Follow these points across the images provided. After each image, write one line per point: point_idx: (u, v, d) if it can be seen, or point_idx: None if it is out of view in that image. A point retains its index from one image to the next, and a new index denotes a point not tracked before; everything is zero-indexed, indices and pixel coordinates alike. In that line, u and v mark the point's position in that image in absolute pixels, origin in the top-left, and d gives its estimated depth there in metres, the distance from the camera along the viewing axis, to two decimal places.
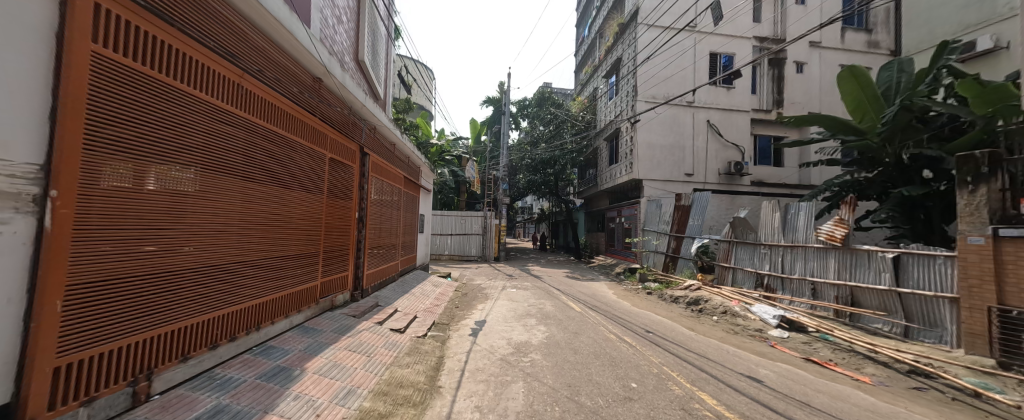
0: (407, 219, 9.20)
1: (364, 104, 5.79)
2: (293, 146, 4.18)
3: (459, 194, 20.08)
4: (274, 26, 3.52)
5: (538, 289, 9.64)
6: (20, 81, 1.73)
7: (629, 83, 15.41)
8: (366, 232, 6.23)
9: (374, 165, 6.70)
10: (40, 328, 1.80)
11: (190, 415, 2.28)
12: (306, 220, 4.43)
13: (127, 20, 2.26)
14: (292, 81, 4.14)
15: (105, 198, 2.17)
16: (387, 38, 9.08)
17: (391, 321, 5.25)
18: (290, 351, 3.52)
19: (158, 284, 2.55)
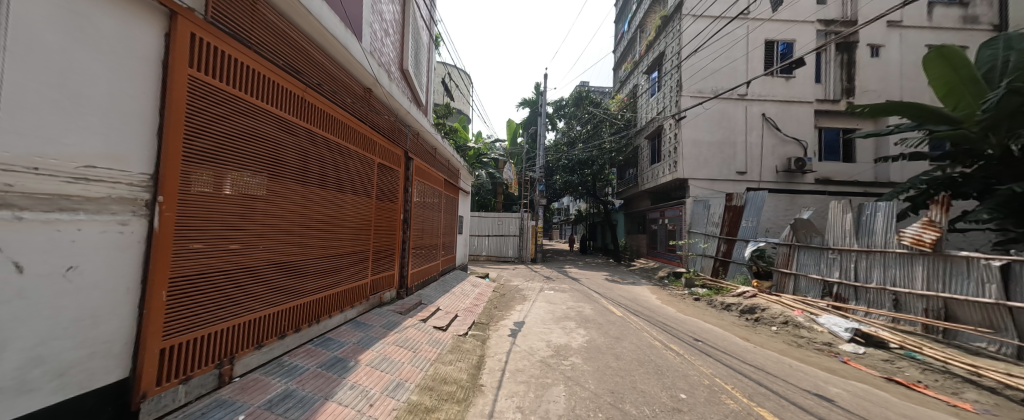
0: (448, 221, 9.51)
1: (408, 111, 6.07)
2: (346, 152, 4.48)
3: (496, 196, 20.44)
4: (332, 43, 3.82)
5: (576, 292, 9.48)
6: (131, 105, 2.08)
7: (673, 78, 14.71)
8: (410, 233, 6.51)
9: (417, 169, 7.00)
10: (150, 311, 2.15)
11: (263, 398, 2.56)
12: (359, 221, 4.74)
13: (214, 47, 2.59)
14: (346, 92, 4.45)
15: (195, 203, 2.48)
16: (430, 46, 9.46)
17: (435, 319, 5.45)
18: (346, 344, 3.78)
19: (239, 277, 2.87)
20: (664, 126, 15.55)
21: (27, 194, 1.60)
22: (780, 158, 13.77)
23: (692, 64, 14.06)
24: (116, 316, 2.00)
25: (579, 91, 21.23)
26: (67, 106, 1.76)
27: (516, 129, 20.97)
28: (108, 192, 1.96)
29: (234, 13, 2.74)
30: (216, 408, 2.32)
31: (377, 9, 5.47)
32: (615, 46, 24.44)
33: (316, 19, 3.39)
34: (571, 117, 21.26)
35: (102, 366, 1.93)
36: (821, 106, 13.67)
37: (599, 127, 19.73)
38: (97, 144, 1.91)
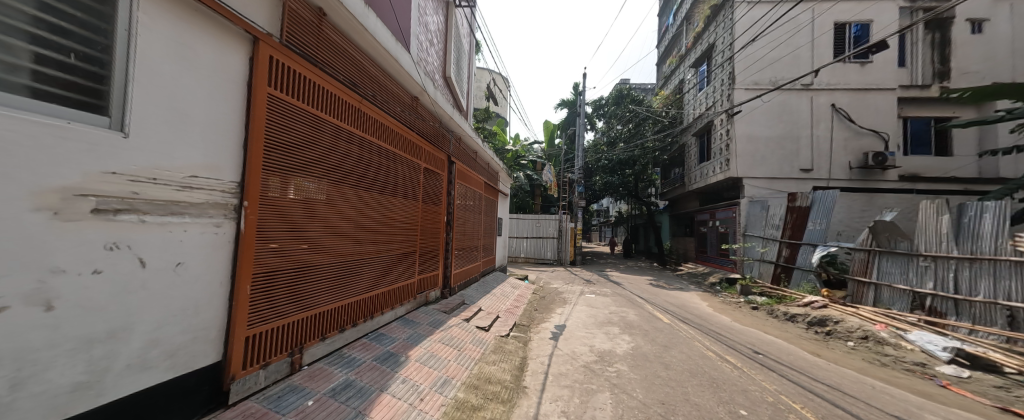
0: (488, 223, 9.71)
1: (451, 117, 6.30)
2: (396, 158, 4.74)
3: (534, 197, 20.52)
4: (384, 55, 4.07)
5: (619, 296, 9.20)
6: (223, 122, 2.41)
7: (724, 71, 13.80)
8: (453, 235, 6.72)
9: (459, 173, 7.21)
10: (237, 303, 2.48)
11: (327, 386, 2.79)
12: (406, 223, 4.98)
13: (284, 65, 2.86)
14: (396, 101, 4.71)
15: (272, 207, 2.79)
16: (470, 52, 9.72)
17: (477, 319, 5.59)
18: (396, 340, 3.98)
19: (306, 274, 3.14)
20: (713, 122, 14.59)
21: (148, 200, 1.97)
22: (854, 153, 12.46)
23: (746, 55, 13.05)
24: (211, 305, 2.35)
25: (619, 89, 20.63)
26: (175, 125, 2.10)
27: (554, 130, 20.88)
28: (207, 198, 2.31)
29: (302, 34, 3.02)
30: (287, 394, 2.58)
31: (423, 21, 5.76)
32: (658, 40, 23.37)
33: (371, 34, 3.64)
34: (611, 117, 20.72)
35: (200, 349, 2.27)
36: (906, 93, 12.33)
37: (641, 126, 19.00)
38: (198, 157, 2.25)
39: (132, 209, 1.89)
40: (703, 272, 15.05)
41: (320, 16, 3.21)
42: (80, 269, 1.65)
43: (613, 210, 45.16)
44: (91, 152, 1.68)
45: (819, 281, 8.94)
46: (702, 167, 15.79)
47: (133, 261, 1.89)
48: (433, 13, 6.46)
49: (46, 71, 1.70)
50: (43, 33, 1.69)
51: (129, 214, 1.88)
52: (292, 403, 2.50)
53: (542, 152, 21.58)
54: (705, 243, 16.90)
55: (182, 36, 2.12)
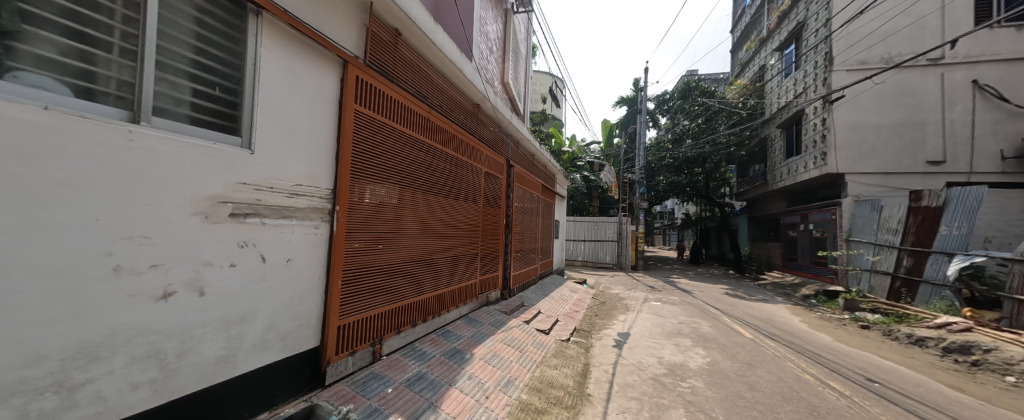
0: (546, 225, 9.74)
1: (509, 121, 6.46)
2: (460, 163, 4.94)
3: (592, 199, 20.06)
4: (448, 66, 4.29)
5: (688, 306, 8.50)
6: (319, 136, 2.76)
7: (820, 52, 12.06)
8: (511, 237, 6.83)
9: (517, 176, 7.33)
10: (330, 294, 2.83)
11: (403, 376, 3.03)
12: (469, 225, 5.17)
13: (366, 83, 3.16)
14: (459, 109, 4.93)
15: (357, 210, 3.10)
16: (527, 55, 9.82)
17: (538, 321, 5.62)
18: (462, 337, 4.15)
19: (385, 272, 3.42)
20: (806, 111, 12.84)
21: (267, 205, 2.40)
22: (1007, 139, 9.97)
23: (849, 32, 11.22)
24: (310, 295, 2.71)
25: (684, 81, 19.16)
26: (285, 143, 2.50)
27: (613, 129, 20.19)
28: (309, 203, 2.70)
29: (379, 53, 3.32)
30: (371, 380, 2.86)
31: (483, 30, 6.02)
32: (733, 23, 21.11)
33: (438, 46, 3.87)
34: (675, 112, 19.31)
35: (303, 334, 2.66)
36: None
37: (711, 120, 17.40)
38: (302, 170, 2.64)
39: (256, 213, 2.32)
40: (790, 283, 13.20)
41: (396, 35, 3.52)
42: (224, 261, 2.13)
43: (678, 212, 41.81)
44: (229, 170, 2.15)
45: (958, 300, 7.36)
46: (791, 163, 13.94)
47: (255, 256, 2.33)
48: (493, 22, 6.73)
49: (201, 102, 2.14)
50: (199, 71, 2.14)
51: (255, 217, 2.32)
52: (375, 389, 2.76)
53: (600, 153, 21.01)
54: (794, 250, 14.83)
55: (290, 66, 2.51)
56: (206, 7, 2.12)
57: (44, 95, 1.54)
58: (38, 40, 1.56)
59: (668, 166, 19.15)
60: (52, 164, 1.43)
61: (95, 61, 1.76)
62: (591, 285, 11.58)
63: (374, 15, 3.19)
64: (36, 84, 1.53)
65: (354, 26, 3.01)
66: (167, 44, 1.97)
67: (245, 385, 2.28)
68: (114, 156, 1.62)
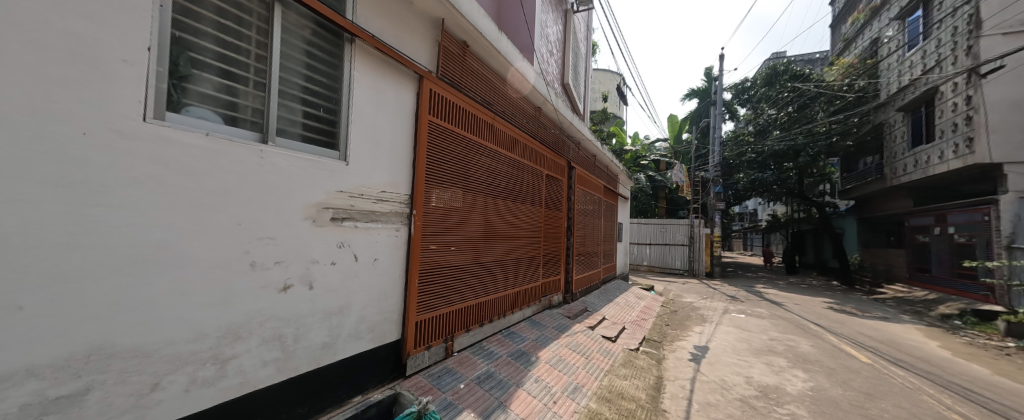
0: (609, 227, 9.49)
1: (570, 122, 6.41)
2: (523, 166, 4.96)
3: (657, 200, 18.90)
4: (511, 71, 4.37)
5: (779, 320, 7.50)
6: (398, 146, 3.02)
7: (961, 15, 9.82)
8: (573, 240, 6.73)
9: (579, 177, 7.22)
10: (409, 291, 3.07)
11: (474, 373, 3.15)
12: (533, 228, 5.21)
13: (438, 94, 3.38)
14: (521, 113, 4.99)
15: (430, 214, 3.32)
16: (587, 54, 9.66)
17: (603, 327, 5.45)
18: (526, 339, 4.18)
19: (454, 272, 3.59)
20: (940, 89, 10.67)
21: (359, 210, 2.73)
22: None
23: None
24: (392, 291, 2.97)
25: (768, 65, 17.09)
26: (373, 154, 2.80)
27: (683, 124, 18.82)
28: (391, 208, 2.97)
29: (449, 65, 3.53)
30: (445, 374, 3.04)
31: (544, 33, 6.10)
32: None
33: (503, 54, 4.01)
34: (758, 102, 17.30)
35: (388, 327, 2.93)
36: None
37: (805, 108, 15.23)
38: (385, 177, 2.92)
39: (350, 217, 2.66)
40: (917, 300, 10.85)
41: (464, 47, 3.72)
42: (327, 258, 2.50)
43: (759, 214, 37.11)
44: (331, 181, 2.51)
45: None
46: (918, 153, 11.87)
47: (350, 256, 2.65)
48: (553, 24, 6.79)
49: (310, 122, 2.49)
50: (308, 96, 2.48)
51: (349, 221, 2.66)
52: (449, 383, 2.92)
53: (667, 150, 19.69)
54: (927, 260, 12.29)
55: (375, 85, 2.80)
56: (314, 41, 2.49)
57: (205, 124, 1.97)
58: (200, 81, 1.99)
59: (750, 162, 17.28)
60: (207, 179, 1.88)
61: (238, 93, 2.16)
62: (659, 292, 10.88)
63: (445, 30, 3.41)
64: (200, 115, 1.97)
65: (427, 43, 3.25)
66: (285, 75, 2.35)
67: (344, 369, 2.60)
68: (250, 170, 2.06)
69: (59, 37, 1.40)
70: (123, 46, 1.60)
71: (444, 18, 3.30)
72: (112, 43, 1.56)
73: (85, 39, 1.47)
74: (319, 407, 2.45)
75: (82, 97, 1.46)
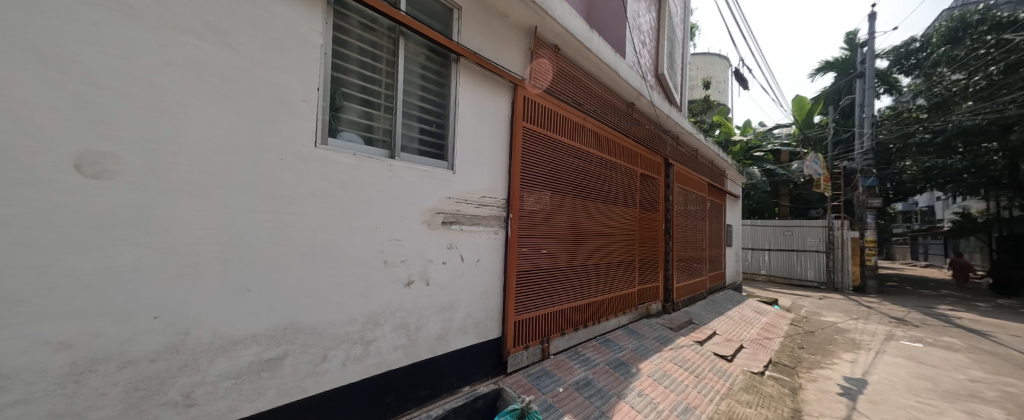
0: (713, 231, 8.52)
1: (668, 116, 5.95)
2: (614, 166, 4.74)
3: (778, 197, 16.38)
4: (601, 68, 4.24)
5: (985, 356, 5.54)
6: (495, 153, 3.19)
7: None
8: (673, 244, 6.22)
9: (678, 175, 6.62)
10: (507, 292, 3.21)
11: (572, 378, 3.13)
12: (628, 231, 4.97)
13: (532, 100, 3.48)
14: (612, 111, 4.79)
15: (526, 218, 3.42)
16: (683, 40, 8.96)
17: (714, 344, 4.86)
18: (625, 348, 3.98)
19: (549, 274, 3.63)
20: None
21: (465, 215, 2.96)
22: None
23: None
24: (491, 290, 3.14)
25: (952, 18, 13.65)
26: (474, 162, 3.02)
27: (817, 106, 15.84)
28: (491, 212, 3.15)
29: (542, 71, 3.62)
30: (543, 376, 3.09)
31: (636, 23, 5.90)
32: None
33: (595, 53, 3.97)
34: (931, 68, 13.78)
35: (490, 325, 3.11)
36: None
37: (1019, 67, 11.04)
38: (485, 183, 3.11)
39: (457, 221, 2.91)
40: None
41: (556, 51, 3.76)
42: (440, 258, 2.78)
43: (941, 213, 28.01)
44: (441, 189, 2.80)
45: None
46: None
47: (458, 257, 2.90)
48: (645, 14, 6.48)
49: (426, 137, 2.82)
50: (423, 113, 2.80)
51: (456, 224, 2.91)
52: (548, 385, 2.96)
53: (791, 139, 17.00)
54: None
55: (476, 98, 3.04)
56: (427, 65, 2.82)
57: (352, 146, 2.39)
58: (349, 110, 2.41)
59: (921, 146, 13.82)
60: (355, 190, 2.29)
61: (374, 118, 2.56)
62: (787, 309, 9.20)
63: (538, 37, 3.50)
64: (349, 139, 2.40)
65: (521, 52, 3.38)
66: (406, 97, 2.71)
67: (455, 360, 2.85)
68: (384, 181, 2.43)
69: (266, 88, 1.92)
70: (302, 89, 2.08)
71: (537, 26, 3.39)
72: (298, 89, 2.06)
73: (281, 86, 1.98)
74: (436, 392, 2.73)
75: (279, 132, 1.96)
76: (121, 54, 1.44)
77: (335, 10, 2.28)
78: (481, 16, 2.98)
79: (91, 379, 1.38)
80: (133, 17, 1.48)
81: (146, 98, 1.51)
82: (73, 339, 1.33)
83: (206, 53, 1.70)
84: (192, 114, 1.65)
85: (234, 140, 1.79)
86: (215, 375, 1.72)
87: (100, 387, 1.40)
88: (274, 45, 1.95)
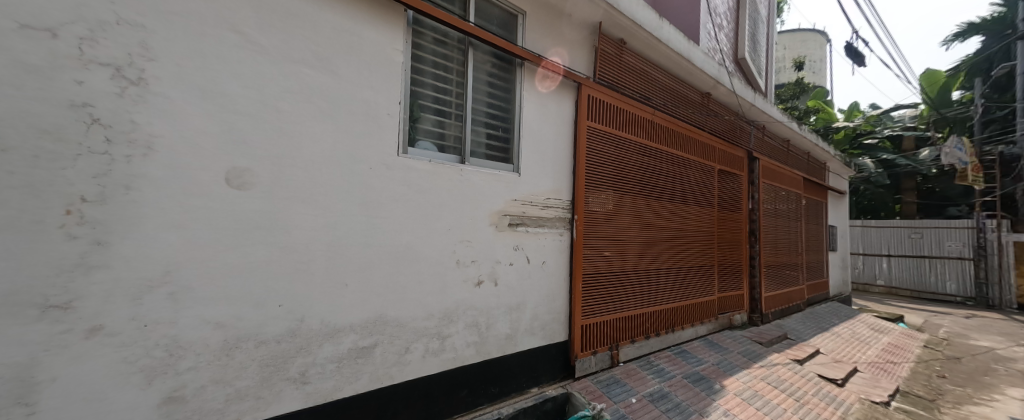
0: (807, 233, 7.44)
1: (752, 104, 5.34)
2: (688, 163, 4.40)
3: (902, 192, 13.87)
4: (671, 58, 3.98)
5: None
6: (559, 155, 3.18)
7: None
8: (759, 247, 5.59)
9: (764, 170, 5.91)
10: (573, 295, 3.16)
11: (646, 389, 2.98)
12: (705, 232, 4.58)
13: (596, 98, 3.39)
14: (684, 103, 4.46)
15: (592, 219, 3.34)
16: (765, 19, 8.06)
17: (817, 364, 4.20)
18: (705, 362, 3.67)
19: (617, 278, 3.50)
20: None
21: (530, 216, 2.99)
22: None
23: None
24: (557, 292, 3.12)
25: None
26: (539, 164, 3.04)
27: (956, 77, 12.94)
28: (555, 213, 3.14)
29: (607, 67, 3.51)
30: (613, 384, 2.98)
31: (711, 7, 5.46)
32: None
33: (665, 43, 3.74)
34: None
35: (556, 328, 3.09)
36: None
37: None
38: (549, 185, 3.11)
39: (523, 223, 2.94)
40: None
41: (621, 45, 3.62)
42: (507, 260, 2.84)
43: None
44: (508, 191, 2.86)
45: None
46: None
47: (524, 258, 2.94)
48: None
49: (492, 142, 2.92)
50: (490, 119, 2.90)
51: (522, 226, 2.95)
52: (620, 394, 2.84)
53: (916, 121, 14.23)
54: None
55: (540, 100, 3.07)
56: (493, 72, 2.91)
57: (428, 153, 2.56)
58: (425, 120, 2.59)
59: None
60: (431, 194, 2.45)
61: (447, 126, 2.71)
62: (917, 328, 7.58)
63: (602, 33, 3.41)
64: (425, 147, 2.58)
65: (584, 50, 3.33)
66: (474, 105, 2.82)
67: (523, 361, 2.88)
68: (456, 186, 2.57)
69: (360, 105, 2.16)
70: (388, 104, 2.28)
71: (602, 21, 3.31)
72: (385, 104, 2.27)
73: (371, 103, 2.21)
74: (506, 390, 2.80)
75: (369, 144, 2.18)
76: (254, 84, 1.74)
77: (413, 30, 2.49)
78: (545, 19, 3.00)
79: (237, 354, 1.67)
80: (262, 53, 1.77)
81: (273, 121, 1.80)
82: (224, 320, 1.63)
83: (314, 78, 1.96)
84: (304, 132, 1.92)
85: (335, 152, 2.03)
86: (323, 358, 1.97)
87: (243, 362, 1.70)
88: (365, 66, 2.18)
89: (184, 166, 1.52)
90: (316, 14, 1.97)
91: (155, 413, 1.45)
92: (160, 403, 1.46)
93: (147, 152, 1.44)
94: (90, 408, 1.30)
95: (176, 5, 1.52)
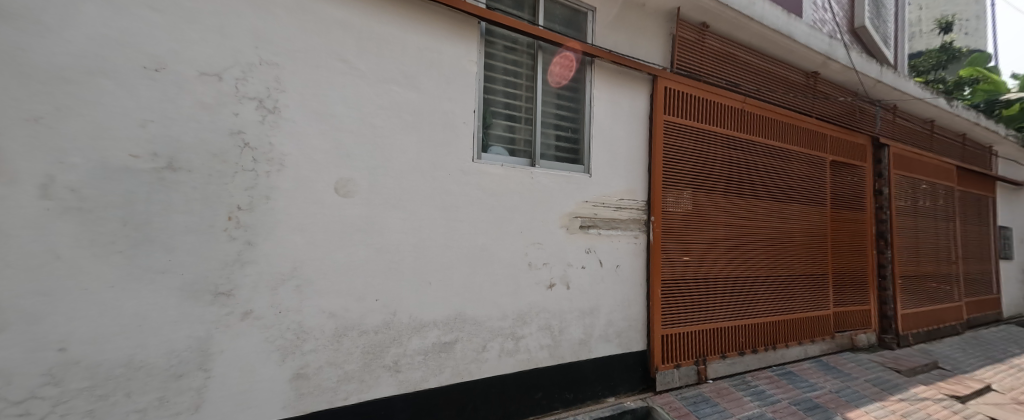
0: (963, 237, 5.87)
1: (877, 81, 4.45)
2: (789, 155, 3.83)
3: None
4: (766, 37, 3.52)
5: None
6: (633, 153, 3.03)
7: None
8: (891, 253, 4.60)
9: (895, 159, 4.85)
10: (651, 302, 2.96)
11: (744, 411, 2.66)
12: (814, 235, 3.94)
13: (675, 90, 3.16)
14: (783, 86, 3.91)
15: (673, 221, 3.10)
16: None
17: (988, 404, 3.25)
18: (819, 388, 3.13)
19: (704, 285, 3.20)
20: None
21: (602, 218, 2.89)
22: None
23: None
24: (632, 298, 2.96)
25: None
26: (611, 164, 2.93)
27: None
28: (630, 215, 2.99)
29: (687, 55, 3.24)
30: (702, 403, 2.73)
31: None
32: None
33: (758, 20, 3.32)
34: None
35: (632, 335, 2.94)
36: None
37: None
38: (623, 185, 2.98)
39: (595, 225, 2.86)
40: None
41: (703, 29, 3.32)
42: (579, 262, 2.78)
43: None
44: (579, 193, 2.80)
45: None
46: None
47: (596, 261, 2.84)
48: None
49: (561, 144, 2.89)
50: (559, 121, 2.89)
51: (594, 228, 2.86)
52: (711, 414, 2.59)
53: None
54: None
55: (612, 97, 2.96)
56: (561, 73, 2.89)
57: (501, 158, 2.63)
58: (497, 126, 2.67)
59: None
60: (505, 198, 2.52)
61: (517, 131, 2.76)
62: None
63: (680, 19, 3.17)
64: (498, 152, 2.66)
65: (659, 40, 3.13)
66: (543, 107, 2.84)
67: (598, 367, 2.79)
68: (527, 188, 2.60)
69: (439, 116, 2.31)
70: (464, 113, 2.41)
71: (680, 6, 3.07)
72: (461, 113, 2.40)
73: (449, 113, 2.36)
74: (581, 397, 2.73)
75: (448, 152, 2.33)
76: (356, 105, 1.98)
77: (485, 40, 2.59)
78: (615, 13, 2.89)
79: (345, 341, 1.91)
80: (362, 78, 2.01)
81: (370, 136, 2.02)
82: (335, 311, 1.87)
83: (402, 94, 2.16)
84: (395, 144, 2.12)
85: (419, 161, 2.20)
86: (413, 349, 2.14)
87: (350, 348, 1.92)
88: (444, 79, 2.33)
89: (306, 178, 1.80)
90: (403, 37, 2.17)
91: (287, 386, 1.73)
92: (291, 378, 1.74)
93: (280, 168, 1.72)
94: (245, 376, 1.61)
95: (300, 43, 1.81)
